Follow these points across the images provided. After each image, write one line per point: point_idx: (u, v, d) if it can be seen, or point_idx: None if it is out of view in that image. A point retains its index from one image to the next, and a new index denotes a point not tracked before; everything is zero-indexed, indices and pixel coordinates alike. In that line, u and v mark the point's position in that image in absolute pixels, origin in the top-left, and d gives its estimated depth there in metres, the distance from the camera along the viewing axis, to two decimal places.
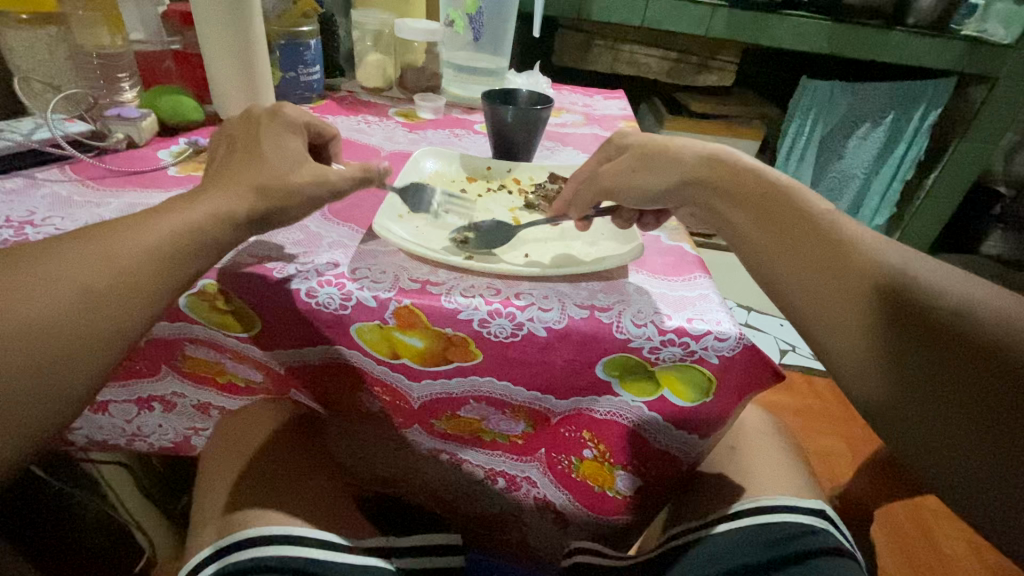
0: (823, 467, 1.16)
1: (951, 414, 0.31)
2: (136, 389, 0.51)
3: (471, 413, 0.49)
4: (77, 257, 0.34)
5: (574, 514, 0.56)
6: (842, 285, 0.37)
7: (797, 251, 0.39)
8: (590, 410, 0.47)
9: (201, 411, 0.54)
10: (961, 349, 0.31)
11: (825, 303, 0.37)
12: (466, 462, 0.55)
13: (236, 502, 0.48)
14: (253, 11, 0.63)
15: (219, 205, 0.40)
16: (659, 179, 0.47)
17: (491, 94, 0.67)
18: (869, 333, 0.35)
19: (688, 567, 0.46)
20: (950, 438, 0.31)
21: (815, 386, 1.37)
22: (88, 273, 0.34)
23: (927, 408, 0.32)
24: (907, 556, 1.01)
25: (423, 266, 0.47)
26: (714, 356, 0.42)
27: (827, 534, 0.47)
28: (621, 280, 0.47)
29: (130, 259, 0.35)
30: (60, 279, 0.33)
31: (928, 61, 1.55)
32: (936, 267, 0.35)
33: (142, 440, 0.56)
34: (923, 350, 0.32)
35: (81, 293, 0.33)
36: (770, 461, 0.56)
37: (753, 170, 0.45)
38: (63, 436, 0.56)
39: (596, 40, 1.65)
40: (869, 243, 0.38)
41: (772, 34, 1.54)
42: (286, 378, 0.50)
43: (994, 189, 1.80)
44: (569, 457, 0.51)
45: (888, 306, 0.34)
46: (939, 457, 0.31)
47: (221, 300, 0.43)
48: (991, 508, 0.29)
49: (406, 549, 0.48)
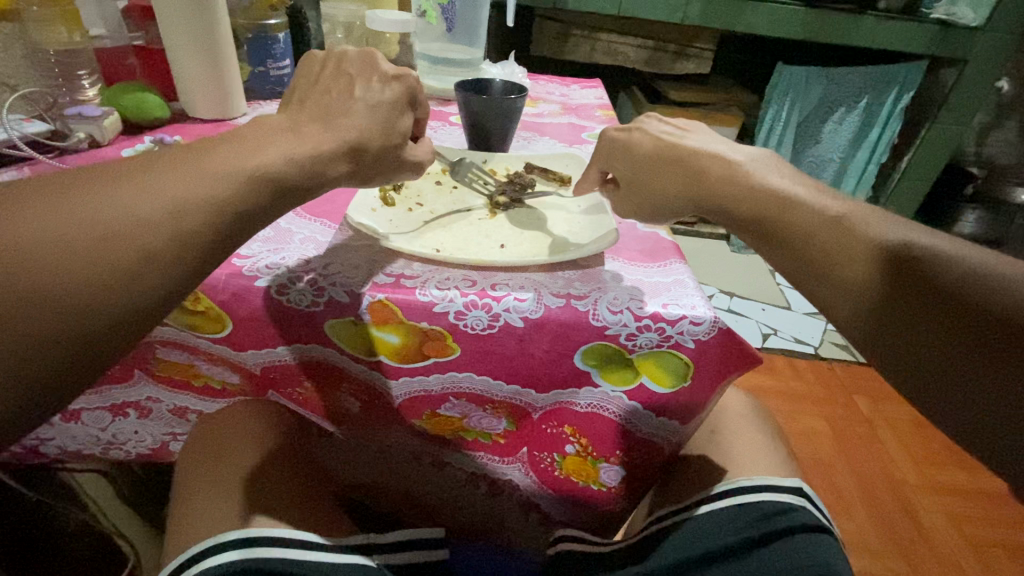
0: (805, 447, 1.18)
1: (964, 371, 0.29)
2: (110, 396, 0.50)
3: (452, 410, 0.48)
4: (187, 171, 0.32)
5: (555, 509, 0.57)
6: (845, 249, 0.36)
7: (807, 237, 0.38)
8: (571, 403, 0.47)
9: (178, 416, 0.53)
10: (954, 304, 0.30)
11: (842, 260, 0.36)
12: (450, 460, 0.56)
13: (205, 505, 0.47)
14: (218, 7, 0.61)
15: (201, 201, 0.31)
16: (672, 186, 0.44)
17: (464, 83, 0.66)
18: (878, 294, 0.34)
19: (668, 551, 0.47)
20: (946, 373, 0.30)
21: (796, 369, 1.39)
22: (204, 182, 0.32)
23: (914, 346, 0.32)
24: (887, 528, 1.04)
25: (397, 260, 0.46)
26: (690, 341, 0.42)
27: (803, 511, 0.48)
28: (598, 268, 0.47)
29: (200, 194, 0.31)
30: (178, 182, 0.31)
31: (899, 45, 1.57)
32: (933, 238, 0.35)
33: (118, 448, 0.55)
34: (931, 316, 0.31)
35: (141, 224, 0.29)
36: (749, 443, 0.57)
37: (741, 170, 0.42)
38: (36, 448, 0.54)
39: (573, 30, 1.65)
40: (868, 218, 0.37)
41: (746, 21, 1.56)
42: (262, 381, 0.49)
43: (967, 169, 1.83)
44: (552, 454, 0.51)
45: (902, 268, 0.34)
46: (941, 387, 0.30)
47: (191, 301, 0.42)
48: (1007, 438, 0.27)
49: (389, 545, 0.47)
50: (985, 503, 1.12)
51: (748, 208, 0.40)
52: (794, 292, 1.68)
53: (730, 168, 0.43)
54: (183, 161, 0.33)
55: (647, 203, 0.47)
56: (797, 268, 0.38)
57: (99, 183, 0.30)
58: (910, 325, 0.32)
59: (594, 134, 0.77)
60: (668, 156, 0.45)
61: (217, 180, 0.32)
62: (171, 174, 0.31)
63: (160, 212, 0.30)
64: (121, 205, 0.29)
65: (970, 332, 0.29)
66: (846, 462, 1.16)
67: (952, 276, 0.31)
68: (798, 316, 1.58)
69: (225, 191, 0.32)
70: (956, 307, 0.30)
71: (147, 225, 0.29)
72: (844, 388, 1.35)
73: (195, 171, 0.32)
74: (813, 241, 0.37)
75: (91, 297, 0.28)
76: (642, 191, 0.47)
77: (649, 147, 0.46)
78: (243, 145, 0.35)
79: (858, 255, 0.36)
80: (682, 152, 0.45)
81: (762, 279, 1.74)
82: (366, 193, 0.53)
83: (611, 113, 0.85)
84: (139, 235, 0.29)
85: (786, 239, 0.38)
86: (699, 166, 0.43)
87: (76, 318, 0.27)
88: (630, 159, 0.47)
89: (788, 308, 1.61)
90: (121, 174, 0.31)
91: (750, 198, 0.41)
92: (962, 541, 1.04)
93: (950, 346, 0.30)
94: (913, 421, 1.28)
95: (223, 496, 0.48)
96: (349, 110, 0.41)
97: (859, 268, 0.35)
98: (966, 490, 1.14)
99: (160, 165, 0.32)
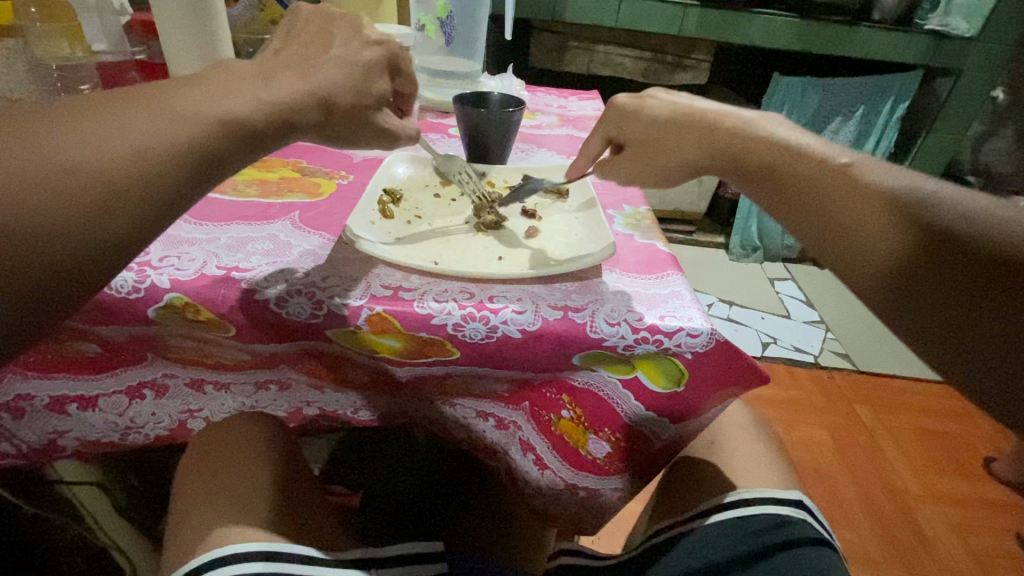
0: (805, 456, 1.17)
1: (963, 305, 0.30)
2: (124, 377, 0.48)
3: (458, 380, 0.48)
4: (145, 111, 0.31)
5: (557, 468, 0.54)
6: (854, 197, 0.36)
7: (811, 188, 0.38)
8: (569, 379, 0.46)
9: (195, 389, 0.51)
10: (958, 246, 0.31)
11: (848, 208, 0.37)
12: (456, 404, 0.52)
13: (197, 520, 0.47)
14: (219, 22, 0.62)
15: (163, 145, 0.31)
16: (676, 141, 0.47)
17: (461, 97, 0.67)
18: (887, 241, 0.35)
19: (668, 564, 0.47)
20: (945, 306, 0.31)
21: (796, 377, 1.39)
22: (160, 129, 0.31)
23: (922, 282, 0.32)
24: (890, 540, 1.03)
25: (395, 272, 0.46)
26: (688, 352, 0.42)
27: (804, 525, 0.48)
28: (595, 280, 0.47)
29: (160, 138, 0.31)
30: (134, 127, 0.31)
31: (895, 55, 1.60)
32: (928, 181, 0.36)
33: (137, 433, 0.53)
34: (936, 255, 0.32)
35: (105, 167, 0.29)
36: (749, 453, 0.57)
37: (728, 115, 0.45)
38: (55, 443, 0.53)
39: (571, 42, 1.68)
40: (863, 168, 0.38)
41: (743, 33, 1.57)
42: (272, 357, 0.47)
43: (964, 179, 1.85)
44: (547, 414, 0.50)
45: (908, 219, 0.34)
46: (942, 317, 0.31)
47: (191, 312, 0.42)
48: (988, 361, 0.29)
49: (387, 561, 0.47)
50: (987, 511, 1.12)
51: (756, 163, 0.42)
52: (792, 302, 1.69)
53: (758, 135, 0.42)
54: (147, 104, 0.32)
55: (654, 169, 0.49)
56: (807, 225, 0.39)
57: (66, 125, 0.29)
58: (914, 261, 0.33)
59: None
60: (678, 116, 0.46)
61: (175, 120, 0.32)
62: (136, 114, 0.31)
63: (125, 152, 0.30)
64: (86, 144, 0.29)
65: (959, 264, 0.31)
66: (847, 471, 1.15)
67: (961, 225, 0.32)
68: (796, 325, 1.58)
69: (183, 139, 0.31)
70: (953, 243, 0.32)
71: (83, 199, 0.29)
72: (844, 396, 1.35)
73: (155, 111, 0.31)
74: (839, 202, 0.37)
75: (55, 233, 0.28)
76: (654, 152, 0.48)
77: (657, 114, 0.47)
78: (231, 114, 0.34)
79: (865, 204, 0.36)
80: (690, 119, 0.46)
81: (760, 289, 1.74)
82: (366, 206, 0.53)
83: None
84: (101, 177, 0.29)
85: (788, 187, 0.40)
86: (702, 126, 0.45)
87: (43, 252, 0.28)
88: (639, 121, 0.49)
89: (787, 317, 1.61)
90: (63, 121, 0.30)
91: (757, 155, 0.42)
92: (965, 551, 1.03)
93: (944, 274, 0.31)
94: (914, 429, 1.28)
95: (218, 506, 0.47)
96: (344, 100, 0.40)
97: (867, 229, 0.35)
98: (968, 499, 1.13)
99: (114, 110, 0.31)
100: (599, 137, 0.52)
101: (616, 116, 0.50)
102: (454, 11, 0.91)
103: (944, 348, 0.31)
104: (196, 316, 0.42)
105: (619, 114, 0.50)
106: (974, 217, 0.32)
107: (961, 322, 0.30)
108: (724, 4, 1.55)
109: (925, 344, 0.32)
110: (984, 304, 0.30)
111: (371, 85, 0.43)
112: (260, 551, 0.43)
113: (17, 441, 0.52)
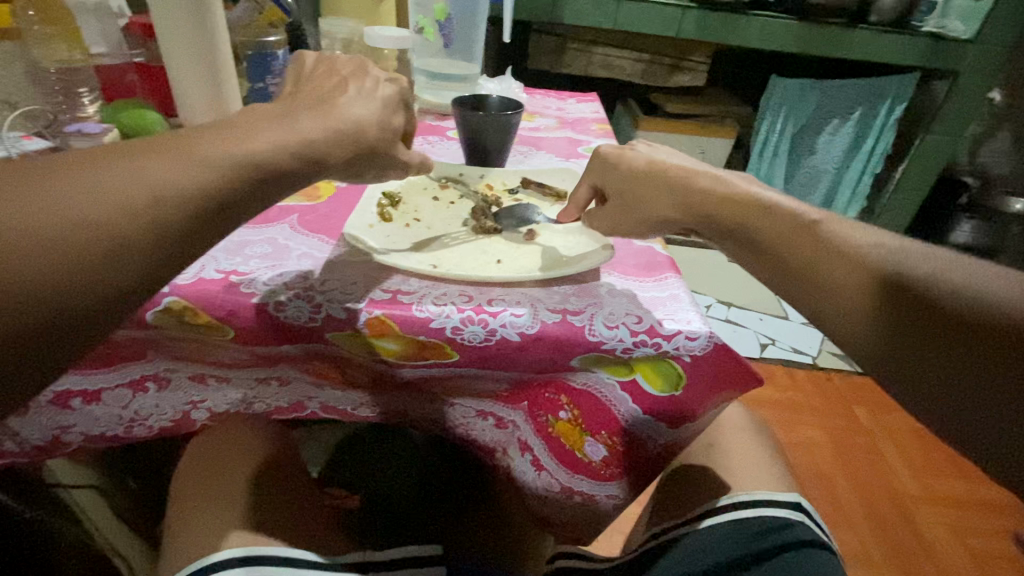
0: (804, 458, 1.18)
1: (965, 376, 0.32)
2: (128, 371, 0.47)
3: (455, 381, 0.48)
4: (169, 159, 0.31)
5: (553, 470, 0.53)
6: (842, 266, 0.39)
7: (800, 254, 0.41)
8: (567, 379, 0.46)
9: (198, 382, 0.49)
10: (949, 317, 0.33)
11: (836, 276, 0.39)
12: (456, 404, 0.52)
13: (192, 528, 0.46)
14: (218, 25, 0.61)
15: (184, 192, 0.30)
16: (656, 196, 0.48)
17: (460, 100, 0.67)
18: (880, 309, 0.37)
19: (666, 567, 0.47)
20: (948, 376, 0.33)
21: (795, 379, 1.39)
22: (181, 176, 0.31)
23: (919, 352, 0.34)
24: (890, 543, 1.03)
25: (394, 276, 0.46)
26: (686, 355, 0.42)
27: (803, 526, 0.48)
28: (594, 283, 0.48)
29: (182, 186, 0.30)
30: (157, 174, 0.30)
31: (892, 58, 1.60)
32: (909, 249, 0.38)
33: (140, 426, 0.52)
34: (930, 325, 0.34)
35: (125, 215, 0.29)
36: (747, 454, 0.57)
37: (707, 175, 0.47)
38: (58, 439, 0.51)
39: (570, 43, 1.67)
40: (845, 235, 0.40)
41: (741, 35, 1.58)
42: (272, 358, 0.47)
43: (961, 179, 1.86)
44: (546, 415, 0.49)
45: (897, 292, 0.36)
46: (944, 386, 0.33)
47: (189, 315, 0.41)
48: (993, 429, 0.31)
49: (385, 563, 0.47)
50: (985, 512, 1.12)
51: (742, 224, 0.44)
52: (791, 302, 1.69)
53: (741, 197, 0.45)
54: (171, 152, 0.31)
55: (640, 219, 0.49)
56: (799, 290, 0.41)
57: (89, 172, 0.29)
58: (908, 332, 0.35)
59: (590, 149, 0.78)
60: (658, 174, 0.48)
61: (197, 167, 0.31)
62: (159, 162, 0.31)
63: (147, 202, 0.29)
64: (106, 192, 0.29)
65: (954, 337, 0.33)
66: (846, 473, 1.15)
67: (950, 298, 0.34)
68: (795, 326, 1.59)
69: (203, 187, 0.31)
70: (944, 314, 0.34)
71: (64, 258, 0.27)
72: (844, 398, 1.35)
73: (180, 159, 0.31)
74: (821, 265, 0.40)
75: (72, 283, 0.27)
76: (632, 206, 0.50)
77: (639, 167, 0.49)
78: (225, 122, 0.34)
79: (853, 273, 0.38)
80: (668, 175, 0.48)
81: (759, 290, 1.74)
82: (365, 209, 0.53)
83: (608, 126, 0.86)
84: (119, 225, 0.28)
85: (776, 251, 0.42)
86: (682, 183, 0.47)
87: (58, 303, 0.27)
88: (621, 174, 0.50)
89: (786, 318, 1.62)
90: (75, 167, 0.29)
91: (743, 217, 0.44)
92: (964, 553, 1.03)
93: (939, 344, 0.33)
94: (913, 431, 1.28)
95: (216, 511, 0.47)
96: (341, 106, 0.40)
97: (858, 297, 0.38)
98: (967, 500, 1.14)
99: (138, 157, 0.31)
100: (586, 185, 0.53)
101: (600, 169, 0.52)
102: (453, 13, 0.91)
103: (953, 418, 0.32)
104: (195, 322, 0.42)
105: (601, 167, 0.51)
106: (960, 291, 0.34)
107: (965, 392, 0.32)
108: (722, 7, 1.55)
109: (930, 410, 0.34)
110: (982, 374, 0.32)
111: (390, 106, 0.44)
112: (262, 557, 0.43)
113: (19, 440, 0.50)
